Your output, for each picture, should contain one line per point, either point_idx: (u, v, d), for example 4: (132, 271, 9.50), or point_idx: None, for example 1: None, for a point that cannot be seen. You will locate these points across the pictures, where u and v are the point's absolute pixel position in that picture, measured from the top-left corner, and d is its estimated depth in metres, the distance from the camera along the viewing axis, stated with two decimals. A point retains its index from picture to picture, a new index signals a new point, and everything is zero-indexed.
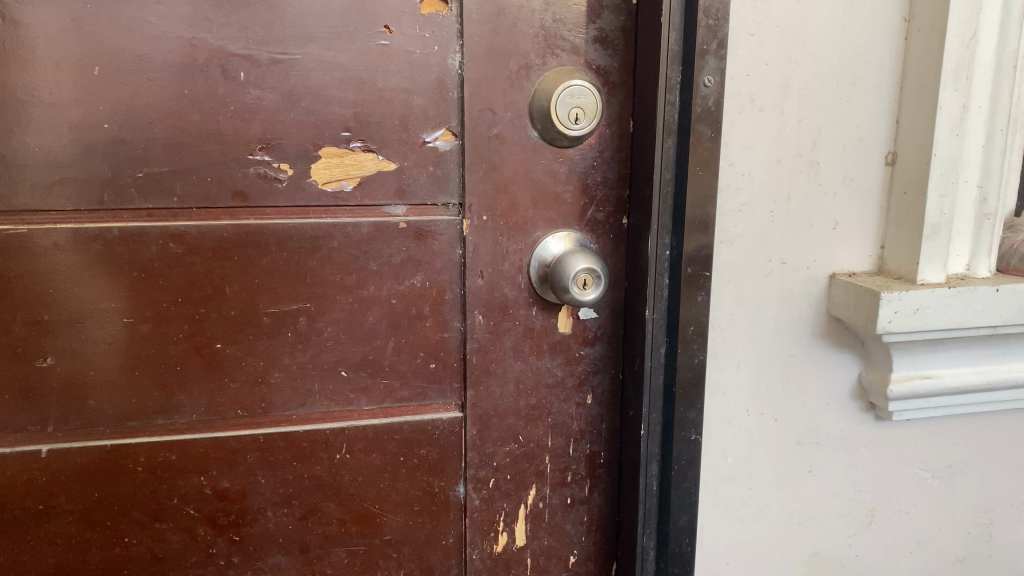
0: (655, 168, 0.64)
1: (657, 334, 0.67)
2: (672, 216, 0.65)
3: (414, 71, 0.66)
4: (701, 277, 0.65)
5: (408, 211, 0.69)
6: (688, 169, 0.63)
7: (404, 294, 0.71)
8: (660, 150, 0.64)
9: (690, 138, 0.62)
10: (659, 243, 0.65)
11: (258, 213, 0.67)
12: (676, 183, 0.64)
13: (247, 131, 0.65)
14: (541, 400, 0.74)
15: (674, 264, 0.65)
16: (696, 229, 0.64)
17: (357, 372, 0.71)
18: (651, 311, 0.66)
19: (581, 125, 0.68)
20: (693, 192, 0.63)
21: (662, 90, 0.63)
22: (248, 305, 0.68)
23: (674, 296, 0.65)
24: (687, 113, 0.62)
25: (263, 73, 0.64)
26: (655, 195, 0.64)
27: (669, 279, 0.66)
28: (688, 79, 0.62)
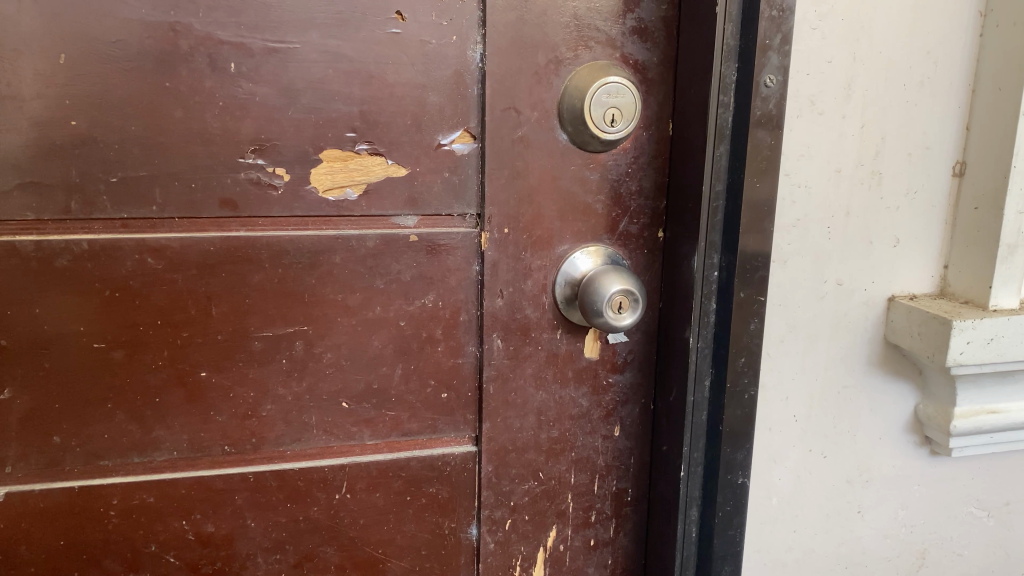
0: (705, 179, 0.56)
1: (702, 364, 0.59)
2: (722, 233, 0.57)
3: (428, 64, 0.58)
4: (754, 302, 0.58)
5: (419, 223, 0.62)
6: (745, 180, 0.55)
7: (414, 315, 0.63)
8: (712, 158, 0.56)
9: (747, 146, 0.55)
10: (706, 264, 0.58)
11: (249, 224, 0.59)
12: (727, 197, 0.57)
13: (238, 131, 0.57)
14: (564, 433, 0.67)
15: (724, 288, 0.58)
16: (751, 249, 0.57)
17: (360, 403, 0.63)
18: (696, 340, 0.59)
19: (620, 126, 0.60)
20: (748, 207, 0.56)
21: (716, 89, 0.55)
22: (237, 329, 0.60)
23: (723, 324, 0.58)
24: (745, 117, 0.55)
25: (257, 64, 0.56)
26: (704, 208, 0.57)
27: (717, 304, 0.58)
28: (747, 78, 0.54)
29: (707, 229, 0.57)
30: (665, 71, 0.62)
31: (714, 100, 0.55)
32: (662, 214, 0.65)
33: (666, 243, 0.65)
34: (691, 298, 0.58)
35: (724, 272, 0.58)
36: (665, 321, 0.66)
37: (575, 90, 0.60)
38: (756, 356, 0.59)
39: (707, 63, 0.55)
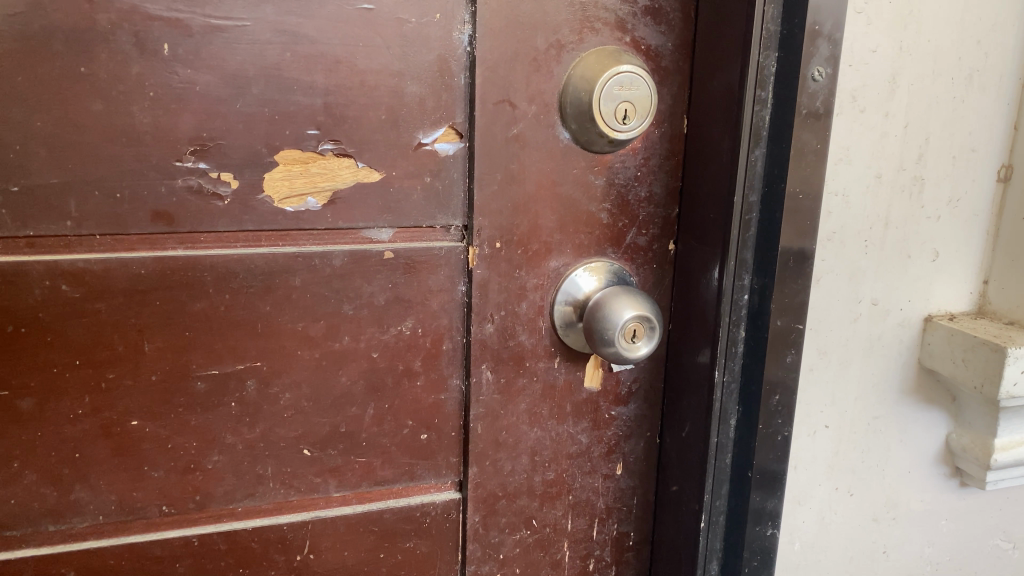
0: (738, 188, 0.48)
1: (727, 402, 0.51)
2: (754, 250, 0.49)
3: (407, 47, 0.48)
4: (792, 331, 0.50)
5: (395, 237, 0.52)
6: (786, 190, 0.48)
7: (388, 346, 0.53)
8: (747, 162, 0.47)
9: (791, 150, 0.47)
10: (736, 285, 0.49)
11: (189, 241, 0.48)
12: (762, 206, 0.48)
13: (173, 128, 0.46)
14: (561, 475, 0.58)
15: (755, 314, 0.50)
16: (790, 269, 0.49)
17: (326, 450, 0.53)
18: (721, 375, 0.50)
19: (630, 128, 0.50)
20: (788, 221, 0.48)
21: (753, 82, 0.46)
22: (176, 368, 0.49)
23: (755, 356, 0.50)
24: (787, 116, 0.47)
25: (197, 45, 0.45)
26: (736, 221, 0.48)
27: (745, 331, 0.50)
28: (791, 71, 0.46)
29: (739, 245, 0.48)
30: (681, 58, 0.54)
31: (752, 93, 0.46)
32: (674, 224, 0.57)
33: (678, 257, 0.57)
34: (718, 325, 0.49)
35: (755, 295, 0.49)
36: (676, 346, 0.57)
37: (581, 81, 0.50)
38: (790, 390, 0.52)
39: (744, 48, 0.46)
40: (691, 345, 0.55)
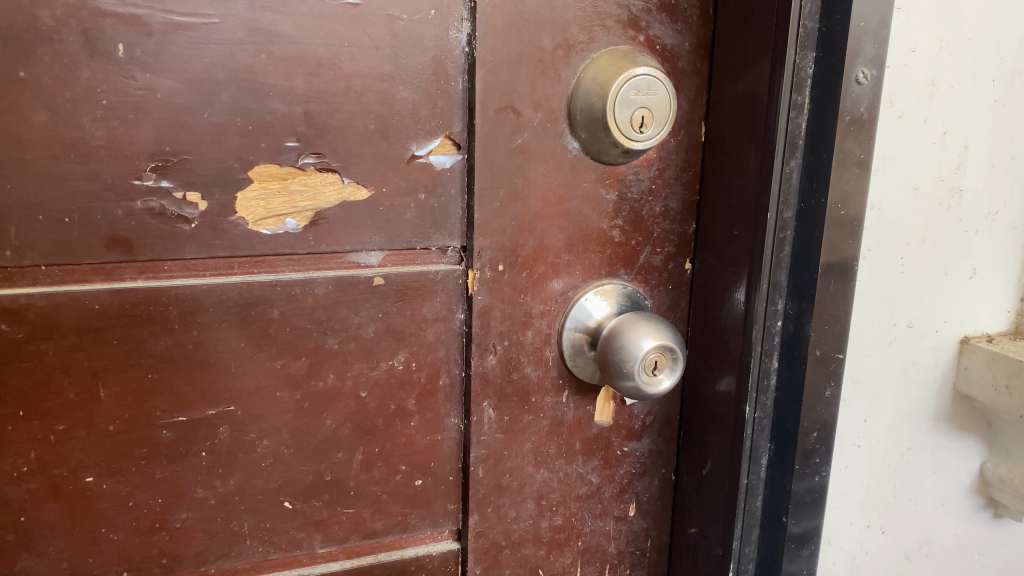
0: (772, 205, 0.44)
1: (759, 439, 0.48)
2: (789, 271, 0.45)
3: (398, 48, 0.43)
4: (832, 361, 0.46)
5: (385, 260, 0.46)
6: (826, 205, 0.43)
7: (378, 384, 0.47)
8: (782, 176, 0.44)
9: (832, 159, 0.43)
10: (769, 312, 0.46)
11: (150, 270, 0.42)
12: (798, 225, 0.45)
13: (130, 142, 0.40)
14: (569, 519, 0.53)
15: (790, 343, 0.46)
16: (830, 295, 0.45)
17: (309, 502, 0.48)
18: (753, 409, 0.47)
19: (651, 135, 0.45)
20: (828, 238, 0.44)
21: (788, 86, 0.42)
22: (138, 416, 0.43)
23: (788, 389, 0.46)
24: (829, 122, 0.42)
25: (158, 46, 0.39)
26: (770, 241, 0.44)
27: (779, 362, 0.47)
28: (833, 72, 0.42)
29: (772, 267, 0.45)
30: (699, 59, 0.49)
31: (787, 100, 0.43)
32: (690, 240, 0.52)
33: (696, 277, 0.52)
34: (749, 356, 0.46)
35: (790, 322, 0.46)
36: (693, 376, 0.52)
37: (593, 85, 0.45)
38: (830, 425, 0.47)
39: (778, 50, 0.42)
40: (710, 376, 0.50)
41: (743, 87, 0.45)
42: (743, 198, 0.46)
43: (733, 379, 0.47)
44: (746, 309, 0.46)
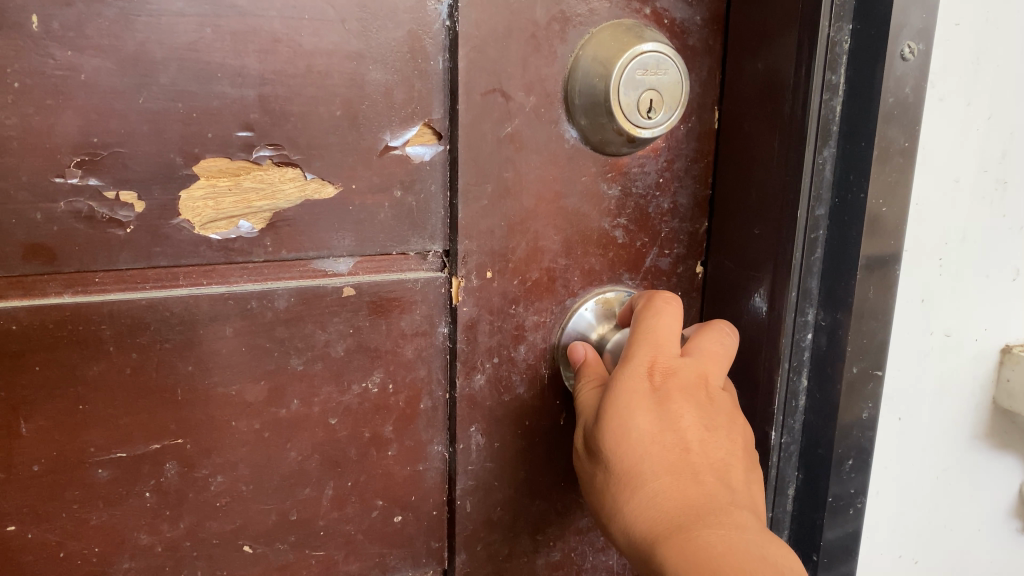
0: (803, 203, 0.39)
1: (786, 469, 0.44)
2: (820, 277, 0.41)
3: (368, 22, 0.37)
4: (869, 379, 0.42)
5: (357, 267, 0.40)
6: (868, 202, 0.38)
7: (350, 409, 0.42)
8: (814, 166, 0.38)
9: (875, 149, 0.38)
10: (799, 323, 0.41)
11: (78, 283, 0.36)
12: (830, 224, 0.40)
13: (49, 133, 0.34)
14: (568, 555, 0.48)
15: (822, 360, 0.42)
16: (869, 301, 0.40)
17: (271, 544, 0.42)
18: (779, 436, 0.43)
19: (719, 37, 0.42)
20: (867, 237, 0.39)
21: (822, 63, 0.37)
22: (68, 453, 0.37)
23: (819, 411, 0.43)
24: (873, 105, 0.37)
25: (80, 17, 0.33)
26: (800, 240, 0.39)
27: (809, 380, 0.43)
28: (878, 45, 0.37)
29: (803, 273, 0.40)
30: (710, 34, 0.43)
31: (821, 81, 0.37)
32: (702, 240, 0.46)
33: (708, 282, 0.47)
34: (775, 374, 0.41)
35: (823, 336, 0.42)
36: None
37: (593, 63, 0.39)
38: (867, 452, 0.44)
39: (812, 21, 0.36)
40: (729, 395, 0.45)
41: (763, 65, 0.39)
42: (763, 193, 0.40)
43: (757, 399, 0.43)
44: (769, 320, 0.41)
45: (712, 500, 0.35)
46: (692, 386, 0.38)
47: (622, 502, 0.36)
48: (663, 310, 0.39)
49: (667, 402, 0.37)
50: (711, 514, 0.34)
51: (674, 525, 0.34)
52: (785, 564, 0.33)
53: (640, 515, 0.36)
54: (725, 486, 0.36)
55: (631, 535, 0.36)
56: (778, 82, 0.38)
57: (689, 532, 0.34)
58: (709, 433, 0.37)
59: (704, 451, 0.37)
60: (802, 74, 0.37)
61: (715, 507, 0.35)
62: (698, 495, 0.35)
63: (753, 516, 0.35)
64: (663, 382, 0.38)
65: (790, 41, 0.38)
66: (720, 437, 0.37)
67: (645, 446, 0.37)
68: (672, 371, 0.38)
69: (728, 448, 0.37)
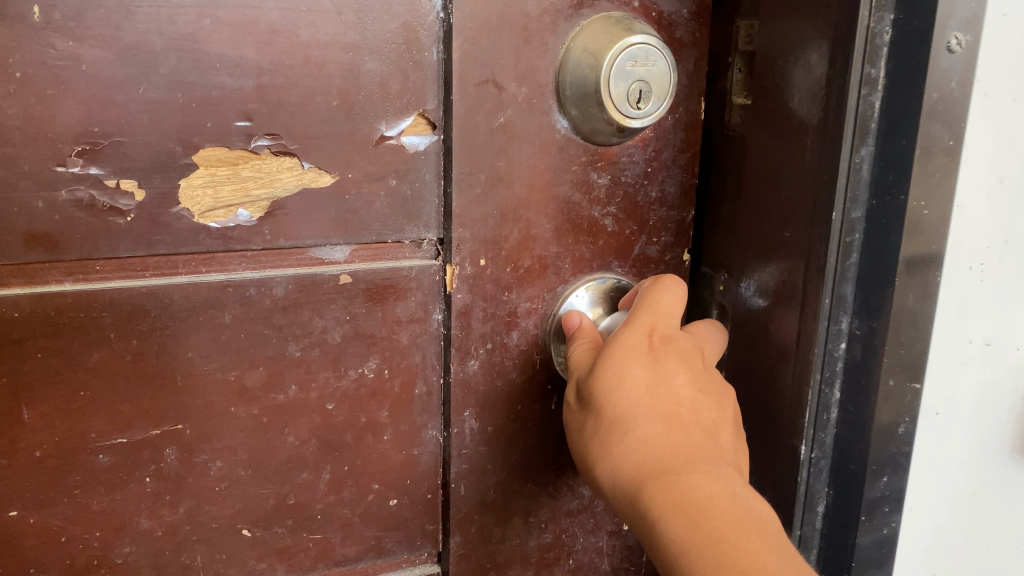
0: (838, 206, 0.40)
1: (817, 482, 0.45)
2: (856, 284, 0.42)
3: (364, 13, 0.37)
4: (906, 391, 0.43)
5: (353, 256, 0.41)
6: (907, 203, 0.39)
7: (346, 395, 0.42)
8: (849, 167, 0.39)
9: (917, 149, 0.38)
10: (832, 332, 0.42)
11: (79, 271, 0.37)
12: (867, 227, 0.41)
13: (50, 122, 0.34)
14: (559, 536, 0.49)
15: (855, 370, 0.43)
16: (908, 308, 0.41)
17: (269, 528, 0.42)
18: (810, 450, 0.44)
19: (756, 27, 0.43)
20: (906, 238, 0.39)
21: (860, 55, 0.37)
22: (70, 438, 0.38)
23: (851, 424, 0.44)
24: (915, 103, 0.37)
25: (80, 8, 0.33)
26: (835, 246, 0.40)
27: (842, 392, 0.44)
28: (922, 37, 0.36)
29: (837, 279, 0.41)
30: (735, 31, 0.44)
31: (860, 76, 0.38)
32: (732, 255, 0.47)
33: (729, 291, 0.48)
34: (808, 385, 0.43)
35: (857, 346, 0.42)
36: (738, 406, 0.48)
37: (584, 55, 0.40)
38: (901, 463, 0.45)
39: (852, 18, 0.37)
40: (763, 408, 0.46)
41: (799, 62, 0.40)
42: (796, 195, 0.41)
43: (791, 415, 0.44)
44: (804, 326, 0.42)
45: (701, 450, 0.37)
46: (685, 351, 0.40)
47: (612, 448, 0.38)
48: (670, 288, 0.41)
49: (662, 360, 0.39)
50: (700, 463, 0.36)
51: (663, 469, 0.36)
52: (768, 516, 0.35)
53: (629, 459, 0.37)
54: (713, 442, 0.38)
55: (618, 478, 0.37)
56: (815, 81, 0.39)
57: (680, 477, 0.35)
58: (699, 393, 0.39)
59: (694, 408, 0.38)
60: (839, 71, 0.38)
61: (703, 457, 0.36)
62: (689, 446, 0.37)
63: (735, 470, 0.37)
64: (659, 343, 0.39)
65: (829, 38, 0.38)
66: (710, 399, 0.39)
67: (640, 395, 0.38)
68: (670, 337, 0.40)
69: (717, 410, 0.39)
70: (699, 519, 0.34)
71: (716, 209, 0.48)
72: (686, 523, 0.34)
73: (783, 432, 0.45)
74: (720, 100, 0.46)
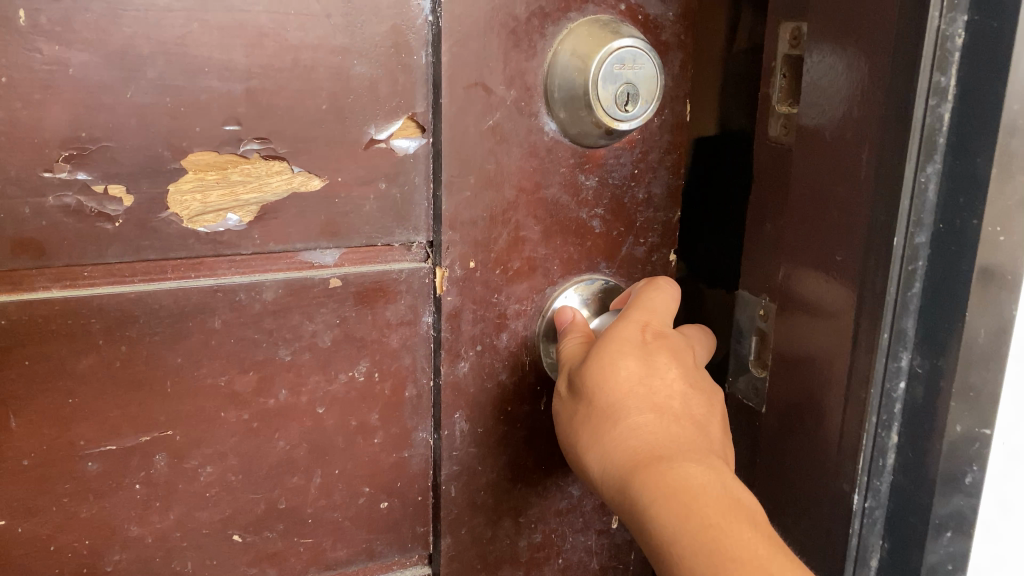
0: (899, 229, 0.35)
1: (868, 536, 0.40)
2: (918, 315, 0.37)
3: (353, 16, 0.37)
4: (975, 440, 0.37)
5: (343, 259, 0.41)
6: (981, 229, 0.33)
7: (337, 399, 0.42)
8: (913, 186, 0.35)
9: (992, 168, 0.33)
10: (891, 369, 0.37)
11: (67, 277, 0.36)
12: (932, 252, 0.36)
13: (37, 127, 0.34)
14: (549, 536, 0.50)
15: (915, 411, 0.37)
16: (978, 347, 0.35)
17: (260, 533, 0.42)
18: (862, 499, 0.39)
19: (805, 29, 0.40)
20: (980, 272, 0.34)
21: (928, 63, 0.33)
22: (58, 446, 0.37)
23: (909, 471, 0.38)
24: (994, 114, 0.32)
25: (67, 12, 0.33)
26: (891, 275, 0.36)
27: (900, 435, 0.38)
28: (999, 42, 0.32)
29: (896, 311, 0.36)
30: (778, 33, 0.41)
31: (928, 84, 0.33)
32: (772, 279, 0.44)
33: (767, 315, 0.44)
34: (862, 428, 0.38)
35: (919, 386, 0.37)
36: (768, 445, 0.44)
37: (572, 58, 0.40)
38: (967, 521, 0.38)
39: (918, 21, 0.33)
40: (799, 448, 0.42)
41: (852, 67, 0.37)
42: (846, 214, 0.38)
43: (825, 451, 0.40)
44: (852, 362, 0.38)
45: (692, 440, 0.37)
46: (676, 348, 0.41)
47: (603, 436, 0.38)
48: (664, 288, 0.42)
49: (654, 353, 0.39)
50: (691, 450, 0.36)
51: (654, 454, 0.36)
52: (758, 506, 0.35)
53: (620, 446, 0.37)
54: (703, 433, 0.38)
55: (608, 465, 0.37)
56: (872, 91, 0.36)
57: (669, 463, 0.35)
58: (689, 387, 0.39)
59: (684, 401, 0.39)
60: (902, 84, 0.34)
61: (694, 446, 0.37)
62: (678, 437, 0.37)
63: (724, 463, 0.37)
64: (652, 339, 0.40)
65: (898, 42, 0.34)
66: (699, 394, 0.40)
67: (632, 385, 0.38)
68: (662, 334, 0.41)
69: (707, 407, 0.40)
70: (690, 499, 0.34)
71: (756, 226, 0.45)
72: (676, 503, 0.34)
73: (827, 475, 0.40)
74: (763, 105, 0.43)
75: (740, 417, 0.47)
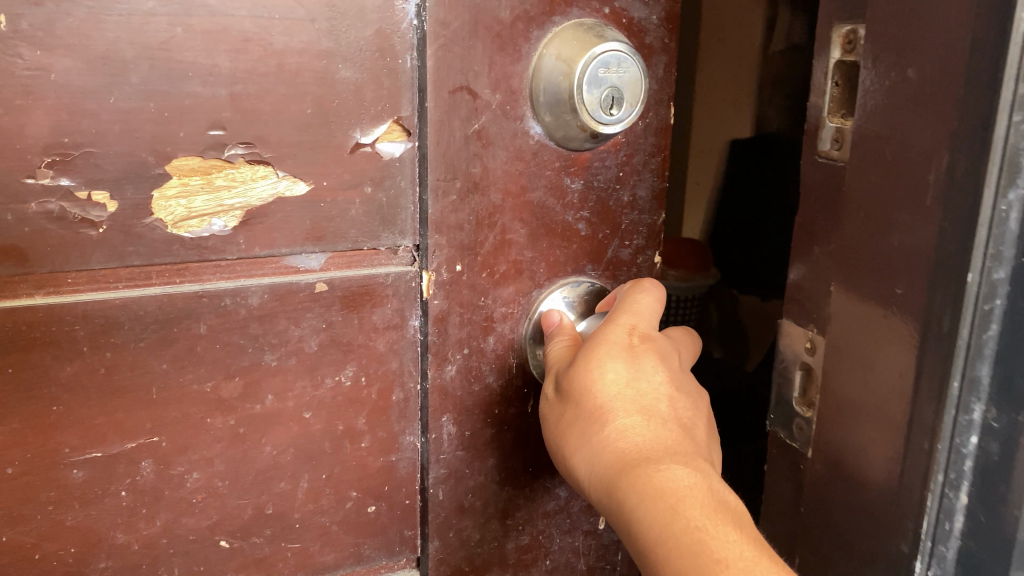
0: (974, 263, 0.34)
1: None
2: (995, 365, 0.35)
3: (338, 20, 0.37)
4: None
5: (328, 263, 0.41)
6: None
7: (324, 403, 0.42)
8: (991, 216, 0.33)
9: None
10: (960, 423, 0.36)
11: (50, 284, 0.36)
12: (1011, 294, 0.33)
13: (20, 133, 0.33)
14: (536, 538, 0.50)
15: (989, 470, 0.35)
16: None
17: (248, 539, 0.42)
18: (926, 563, 0.38)
19: (859, 31, 0.40)
20: None
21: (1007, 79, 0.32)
22: (43, 454, 0.37)
23: (981, 535, 0.36)
24: None
25: (49, 16, 0.33)
26: (967, 314, 0.34)
27: (971, 495, 0.36)
28: None
29: (970, 355, 0.35)
30: (832, 37, 0.41)
31: (1011, 97, 0.32)
32: (823, 310, 0.43)
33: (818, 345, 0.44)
34: (925, 484, 0.37)
35: (993, 441, 0.35)
36: (818, 490, 0.43)
37: (558, 63, 0.40)
38: None
39: (1003, 31, 0.31)
40: (851, 492, 0.41)
41: (919, 75, 0.35)
42: (913, 245, 0.36)
43: (888, 510, 0.39)
44: (913, 405, 0.37)
45: (678, 443, 0.37)
46: (662, 352, 0.41)
47: (591, 439, 0.38)
48: (650, 291, 0.43)
49: (641, 357, 0.40)
50: (678, 453, 0.36)
51: (641, 456, 0.36)
52: (742, 509, 0.35)
53: (607, 448, 0.37)
54: (688, 436, 0.38)
55: (596, 468, 0.38)
56: (937, 103, 0.34)
57: (656, 465, 0.35)
58: (675, 391, 0.40)
59: (671, 404, 0.39)
60: (982, 104, 0.32)
61: (681, 449, 0.37)
62: (666, 439, 0.37)
63: (711, 468, 0.37)
64: (639, 342, 0.40)
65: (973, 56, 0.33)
66: (684, 397, 0.40)
67: (620, 388, 0.39)
68: (648, 338, 0.41)
69: (692, 411, 0.40)
70: (676, 501, 0.34)
71: (807, 250, 0.44)
72: (663, 504, 0.34)
73: (888, 532, 0.39)
74: (813, 121, 0.43)
75: (787, 459, 0.47)
